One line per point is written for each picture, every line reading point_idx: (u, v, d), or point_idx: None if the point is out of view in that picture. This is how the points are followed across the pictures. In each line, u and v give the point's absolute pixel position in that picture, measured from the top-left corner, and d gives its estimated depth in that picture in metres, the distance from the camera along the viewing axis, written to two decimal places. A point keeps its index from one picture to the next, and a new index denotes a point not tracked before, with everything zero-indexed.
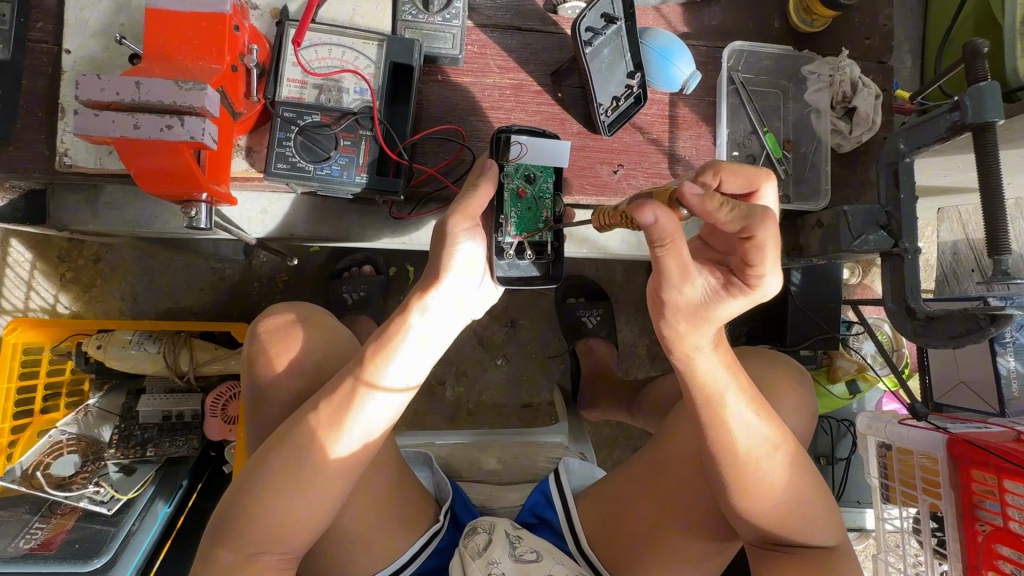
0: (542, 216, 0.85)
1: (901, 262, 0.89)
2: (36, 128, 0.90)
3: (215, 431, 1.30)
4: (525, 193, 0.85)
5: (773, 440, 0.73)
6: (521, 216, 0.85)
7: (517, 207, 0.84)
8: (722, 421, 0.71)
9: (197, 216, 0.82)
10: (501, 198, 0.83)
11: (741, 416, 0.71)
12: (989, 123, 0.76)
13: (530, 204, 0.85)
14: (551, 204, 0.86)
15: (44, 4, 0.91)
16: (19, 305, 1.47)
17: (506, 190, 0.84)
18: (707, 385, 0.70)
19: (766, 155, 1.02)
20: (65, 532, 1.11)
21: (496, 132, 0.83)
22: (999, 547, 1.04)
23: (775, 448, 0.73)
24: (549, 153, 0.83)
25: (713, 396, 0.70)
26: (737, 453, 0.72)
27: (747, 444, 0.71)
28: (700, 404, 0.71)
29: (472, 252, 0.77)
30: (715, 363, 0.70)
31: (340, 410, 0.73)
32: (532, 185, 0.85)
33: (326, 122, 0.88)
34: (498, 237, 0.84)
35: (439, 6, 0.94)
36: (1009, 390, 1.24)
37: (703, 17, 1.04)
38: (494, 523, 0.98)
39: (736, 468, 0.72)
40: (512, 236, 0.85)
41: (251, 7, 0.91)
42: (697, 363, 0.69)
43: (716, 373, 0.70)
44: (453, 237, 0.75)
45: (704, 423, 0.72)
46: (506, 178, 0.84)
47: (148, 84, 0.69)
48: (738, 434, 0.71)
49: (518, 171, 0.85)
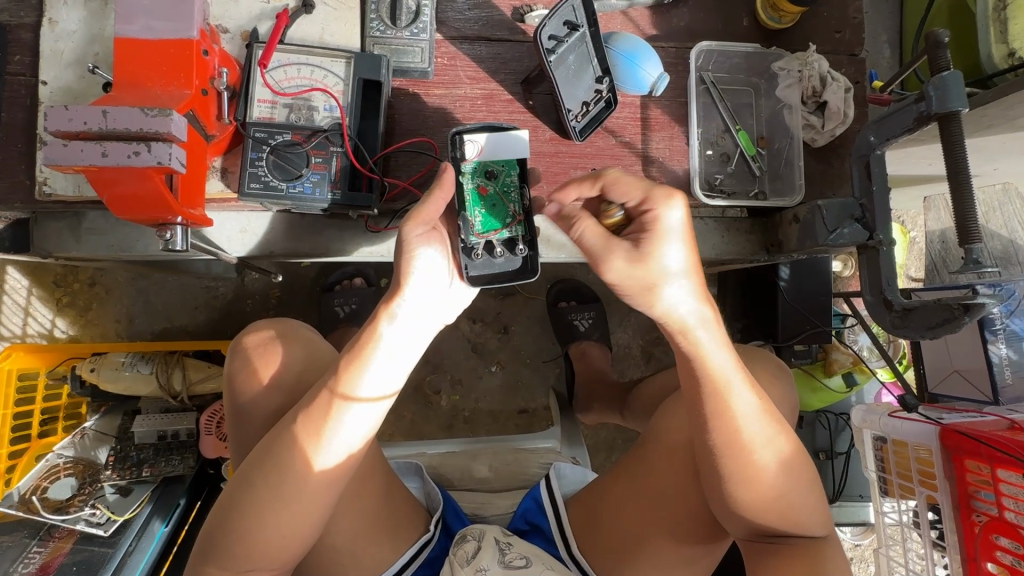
0: (508, 210, 0.87)
1: (877, 255, 0.88)
2: (17, 158, 0.92)
3: (210, 450, 1.33)
4: (487, 189, 0.86)
5: (772, 425, 0.73)
6: (486, 213, 0.86)
7: (479, 206, 0.86)
8: (727, 405, 0.71)
9: (173, 238, 0.83)
10: (462, 198, 0.85)
11: (743, 399, 0.71)
12: (952, 111, 0.76)
13: (494, 199, 0.86)
14: (517, 196, 0.87)
15: (21, 38, 0.93)
16: (16, 331, 1.49)
17: (467, 190, 0.86)
18: (710, 367, 0.70)
19: (739, 154, 1.04)
20: (64, 554, 1.13)
21: (450, 134, 0.86)
22: (997, 538, 1.02)
23: (776, 432, 0.73)
24: (503, 145, 0.86)
25: (718, 380, 0.70)
26: (738, 440, 0.71)
27: (749, 428, 0.71)
28: (705, 391, 0.71)
29: (430, 259, 0.79)
30: (716, 346, 0.70)
31: (318, 425, 0.73)
32: (493, 181, 0.87)
33: (297, 140, 0.90)
34: (463, 237, 0.84)
35: (407, 21, 0.95)
36: (1002, 378, 1.23)
37: (671, 19, 1.05)
38: (483, 531, 0.98)
39: (738, 453, 0.72)
40: (478, 236, 0.85)
41: (222, 30, 0.93)
42: (700, 345, 0.70)
43: (719, 356, 0.70)
44: (409, 244, 0.76)
45: (707, 410, 0.72)
46: (463, 177, 0.86)
47: (115, 113, 0.70)
48: (742, 420, 0.71)
49: (476, 169, 0.87)
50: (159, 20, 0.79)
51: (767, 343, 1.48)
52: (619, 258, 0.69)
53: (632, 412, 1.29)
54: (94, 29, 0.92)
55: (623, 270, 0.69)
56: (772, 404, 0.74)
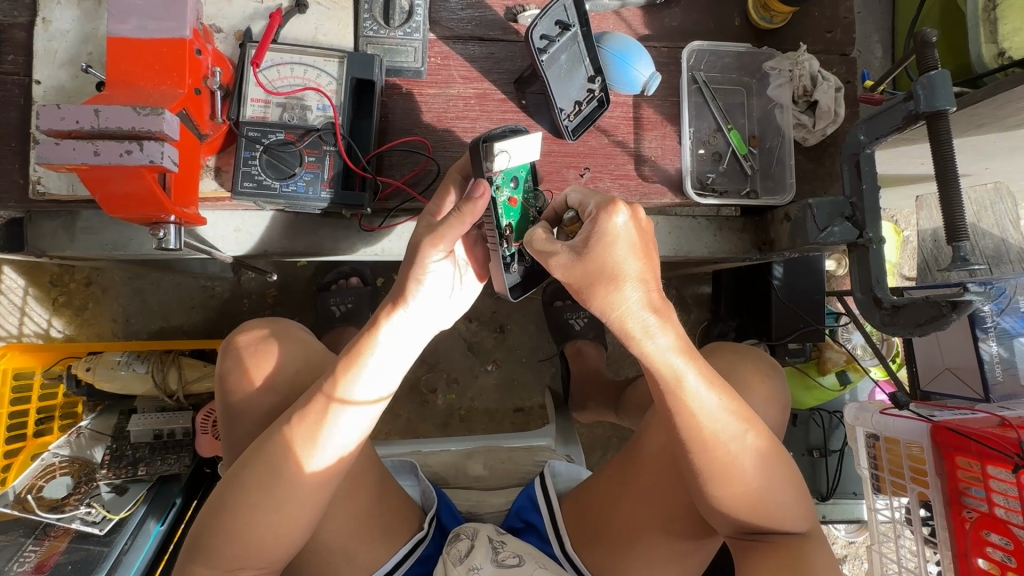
0: (530, 216, 0.87)
1: (867, 252, 0.89)
2: (11, 157, 0.92)
3: (205, 450, 1.32)
4: (514, 199, 0.85)
5: (737, 425, 0.72)
6: (516, 223, 0.86)
7: (510, 217, 0.85)
8: (686, 404, 0.70)
9: (166, 237, 0.84)
10: (497, 211, 0.83)
11: (702, 399, 0.70)
12: (940, 111, 0.76)
13: (521, 208, 0.86)
14: (535, 200, 0.88)
15: (15, 37, 0.93)
16: (13, 330, 1.49)
17: (499, 202, 0.83)
18: (666, 370, 0.68)
19: (731, 153, 1.05)
20: (59, 554, 1.13)
21: (476, 144, 0.78)
22: (987, 534, 1.03)
23: (744, 431, 0.72)
24: (531, 147, 0.80)
25: (675, 382, 0.68)
26: (704, 438, 0.71)
27: (711, 427, 0.71)
28: (664, 392, 0.70)
29: (441, 270, 0.78)
30: (670, 348, 0.67)
31: (312, 427, 0.74)
32: (517, 189, 0.85)
33: (290, 139, 0.90)
34: (504, 251, 0.85)
35: (400, 21, 0.95)
36: (993, 376, 1.24)
37: (663, 18, 1.05)
38: (477, 529, 0.99)
39: (706, 452, 0.72)
40: (514, 247, 0.86)
41: (215, 30, 0.93)
42: (650, 349, 0.67)
43: (673, 358, 0.68)
44: (424, 255, 0.75)
45: (670, 409, 0.71)
46: (497, 189, 0.83)
47: (107, 112, 0.70)
48: (705, 420, 0.70)
49: (504, 179, 0.84)
50: (152, 20, 0.79)
51: (761, 341, 1.48)
52: (560, 256, 0.67)
53: (627, 410, 1.30)
54: (88, 29, 0.92)
55: (564, 268, 0.67)
56: (739, 404, 0.73)
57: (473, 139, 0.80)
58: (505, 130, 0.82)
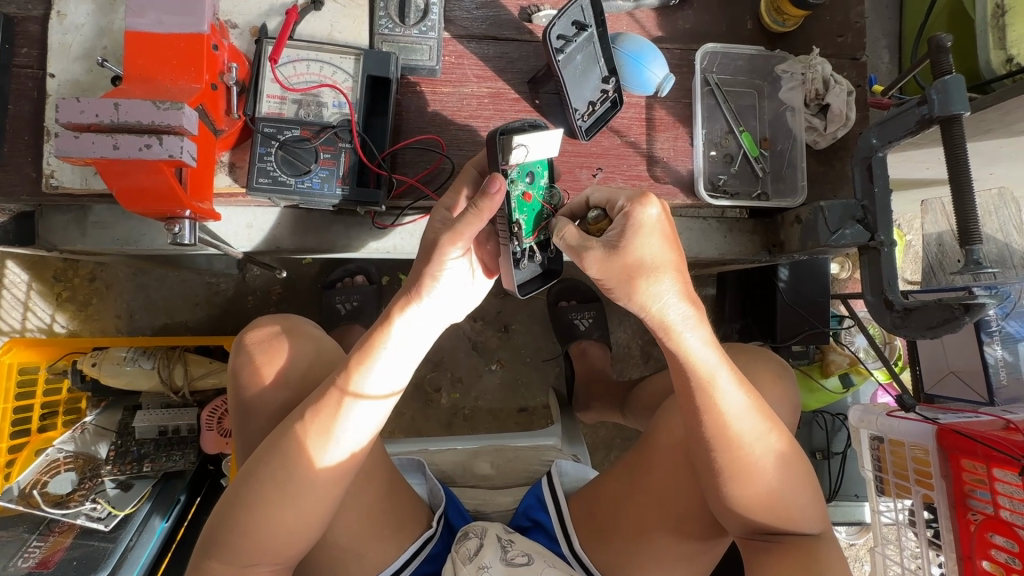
0: (541, 212, 0.87)
1: (879, 255, 0.89)
2: (24, 150, 0.91)
3: (211, 446, 1.31)
4: (528, 194, 0.84)
5: (761, 423, 0.73)
6: (527, 218, 0.85)
7: (523, 212, 0.84)
8: (714, 401, 0.71)
9: (181, 232, 0.84)
10: (510, 205, 0.82)
11: (730, 396, 0.71)
12: (954, 115, 0.77)
13: (533, 203, 0.85)
14: (548, 196, 0.87)
15: (29, 30, 0.92)
16: (15, 325, 1.47)
17: (513, 196, 0.83)
18: (697, 365, 0.70)
19: (742, 155, 1.05)
20: (64, 550, 1.13)
21: (493, 136, 0.77)
22: (992, 536, 1.03)
23: (767, 431, 0.74)
24: (551, 142, 0.79)
25: (705, 378, 0.70)
26: (728, 437, 0.72)
27: (737, 426, 0.72)
28: (692, 388, 0.71)
29: (459, 266, 0.76)
30: (701, 342, 0.70)
31: (326, 423, 0.74)
32: (531, 184, 0.85)
33: (305, 136, 0.90)
34: (516, 247, 0.84)
35: (415, 19, 0.96)
36: (997, 379, 1.25)
37: (676, 20, 1.06)
38: (485, 528, 0.98)
39: (729, 452, 0.72)
40: (524, 243, 0.85)
41: (231, 26, 0.93)
42: (684, 341, 0.69)
43: (705, 353, 0.70)
44: (442, 251, 0.73)
45: (697, 406, 0.72)
46: (512, 183, 0.82)
47: (127, 106, 0.70)
48: (730, 417, 0.71)
49: (520, 172, 0.83)
50: (170, 15, 0.79)
51: (765, 343, 1.49)
52: (596, 251, 0.68)
53: (633, 410, 1.30)
54: (102, 23, 0.92)
55: (600, 262, 0.68)
56: (762, 403, 0.74)
57: (489, 130, 0.79)
58: (524, 124, 0.81)
